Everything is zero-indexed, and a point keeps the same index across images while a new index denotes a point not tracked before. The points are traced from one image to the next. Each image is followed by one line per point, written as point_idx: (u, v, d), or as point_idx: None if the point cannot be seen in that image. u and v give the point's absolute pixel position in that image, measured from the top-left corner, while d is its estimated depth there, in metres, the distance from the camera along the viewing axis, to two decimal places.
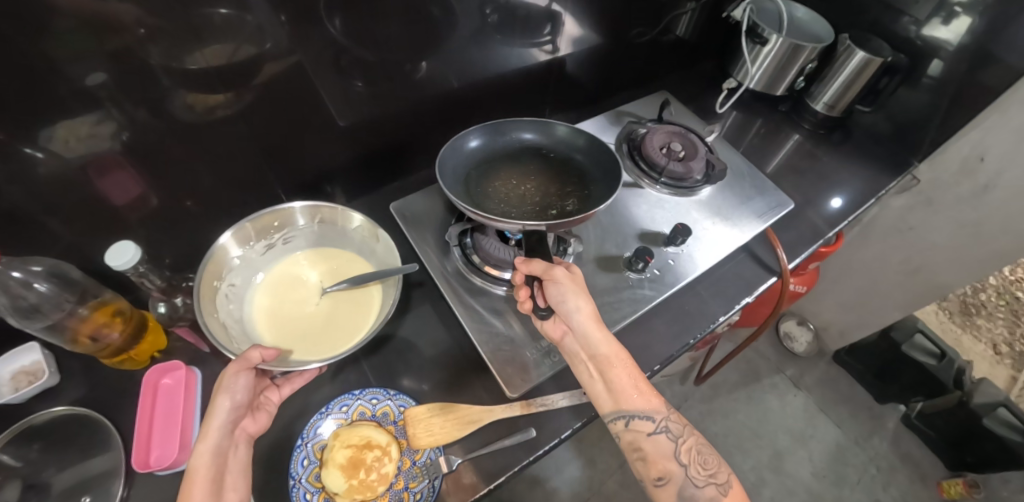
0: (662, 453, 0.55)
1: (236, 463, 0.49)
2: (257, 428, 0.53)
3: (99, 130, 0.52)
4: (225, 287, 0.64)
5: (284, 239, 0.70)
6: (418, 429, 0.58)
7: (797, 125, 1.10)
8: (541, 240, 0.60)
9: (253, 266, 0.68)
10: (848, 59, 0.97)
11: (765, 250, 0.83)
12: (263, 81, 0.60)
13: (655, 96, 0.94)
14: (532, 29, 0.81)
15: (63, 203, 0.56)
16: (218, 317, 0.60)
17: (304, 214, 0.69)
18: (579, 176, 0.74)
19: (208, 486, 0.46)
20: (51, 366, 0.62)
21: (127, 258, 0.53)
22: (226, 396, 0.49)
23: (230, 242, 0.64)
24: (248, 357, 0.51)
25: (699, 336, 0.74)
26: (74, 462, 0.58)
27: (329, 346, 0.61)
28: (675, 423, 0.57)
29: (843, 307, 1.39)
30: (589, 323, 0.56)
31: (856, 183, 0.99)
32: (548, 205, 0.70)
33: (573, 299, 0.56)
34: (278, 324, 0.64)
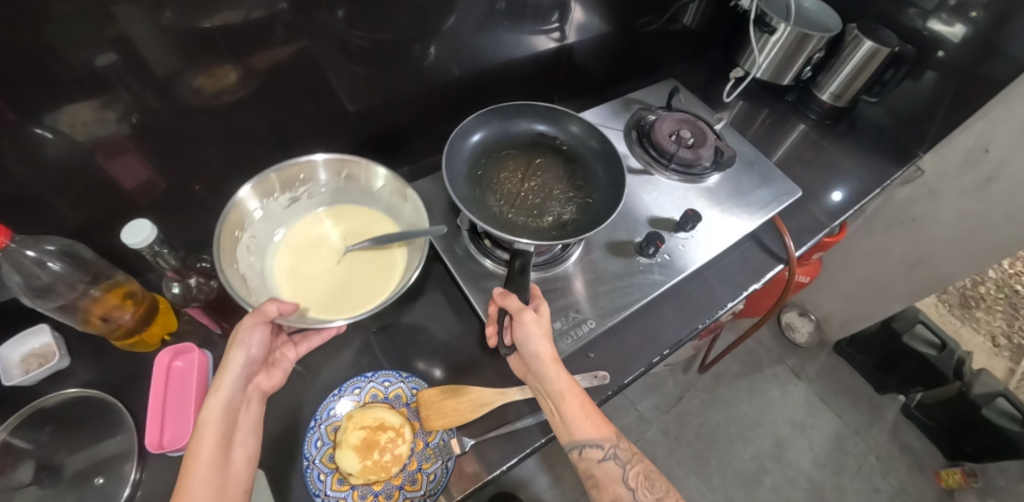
0: (610, 478, 0.53)
1: (248, 420, 0.50)
2: (270, 385, 0.54)
3: (104, 115, 0.52)
4: (246, 237, 0.63)
5: (308, 193, 0.69)
6: (430, 411, 0.58)
7: (803, 115, 1.10)
8: (523, 272, 0.60)
9: (276, 219, 0.68)
10: (856, 50, 0.96)
11: (773, 237, 0.84)
12: (265, 66, 0.59)
13: (663, 85, 0.93)
14: (543, 16, 0.81)
15: (71, 186, 0.56)
16: (238, 269, 0.59)
17: (330, 168, 0.68)
18: (585, 181, 0.72)
19: (218, 440, 0.47)
20: (62, 348, 0.62)
21: (142, 241, 0.45)
22: (241, 350, 0.50)
23: (252, 193, 0.62)
24: (265, 310, 0.50)
25: (707, 322, 0.74)
26: (87, 445, 0.58)
27: (350, 304, 0.61)
28: (624, 452, 0.54)
29: (845, 298, 1.40)
30: (548, 364, 0.55)
31: (861, 173, 1.00)
32: (546, 207, 0.69)
33: (536, 339, 0.55)
34: (298, 279, 0.63)
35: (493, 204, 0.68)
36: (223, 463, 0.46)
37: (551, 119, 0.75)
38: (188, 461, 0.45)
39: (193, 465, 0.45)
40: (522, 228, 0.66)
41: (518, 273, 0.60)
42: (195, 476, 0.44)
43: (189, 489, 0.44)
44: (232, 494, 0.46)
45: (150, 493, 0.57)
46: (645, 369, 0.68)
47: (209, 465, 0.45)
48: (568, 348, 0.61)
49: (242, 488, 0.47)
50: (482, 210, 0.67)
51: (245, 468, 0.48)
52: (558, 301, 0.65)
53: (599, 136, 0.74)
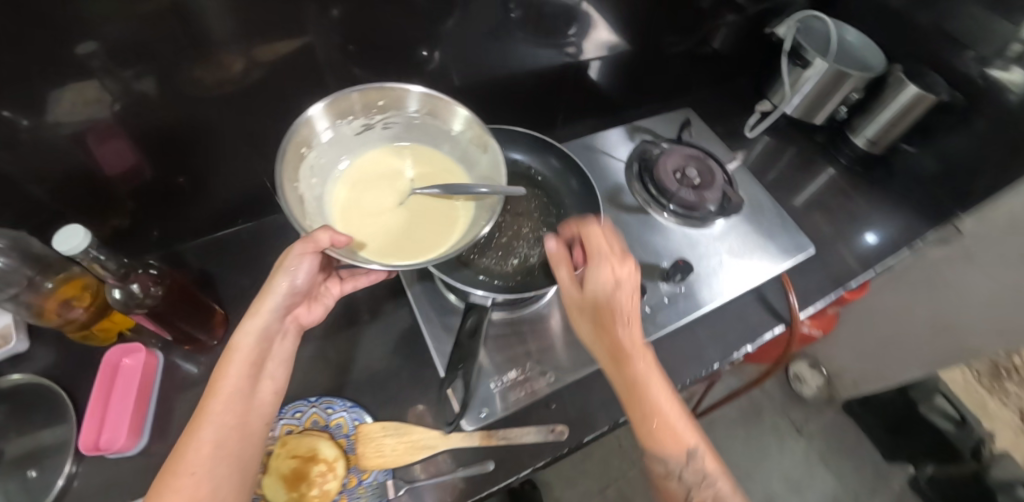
0: (665, 457, 0.49)
1: (281, 352, 0.51)
2: (308, 318, 0.56)
3: (101, 96, 0.53)
4: (312, 157, 0.60)
5: (384, 122, 0.65)
6: (367, 448, 0.55)
7: (833, 159, 1.02)
8: (473, 332, 0.54)
9: (343, 145, 0.64)
10: (897, 93, 0.87)
11: (778, 294, 0.77)
12: (270, 56, 0.59)
13: (676, 113, 0.87)
14: (555, 31, 0.77)
15: (52, 169, 0.56)
16: (297, 188, 0.56)
17: (412, 101, 0.61)
18: (559, 218, 0.67)
19: (248, 367, 0.47)
20: (20, 331, 0.62)
21: (76, 246, 0.43)
22: (286, 278, 0.50)
23: (326, 113, 0.57)
24: (317, 239, 0.47)
25: (688, 383, 0.68)
26: (28, 435, 0.57)
27: (404, 250, 0.59)
28: (692, 471, 0.49)
29: (859, 354, 1.29)
30: (626, 351, 0.50)
31: (886, 231, 0.92)
32: (512, 248, 0.63)
33: (587, 330, 0.54)
34: (355, 215, 0.61)
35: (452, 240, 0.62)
36: (249, 393, 0.47)
37: (529, 150, 0.71)
38: (216, 383, 0.46)
39: (221, 387, 0.46)
40: (484, 269, 0.60)
41: (468, 335, 0.54)
42: (221, 399, 0.45)
43: (214, 410, 0.44)
44: (255, 422, 0.46)
45: (89, 488, 0.56)
46: (608, 429, 0.62)
47: (235, 393, 0.46)
48: (519, 402, 0.57)
49: (265, 418, 0.48)
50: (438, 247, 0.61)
51: (269, 400, 0.49)
52: (520, 346, 0.61)
53: (578, 173, 0.69)
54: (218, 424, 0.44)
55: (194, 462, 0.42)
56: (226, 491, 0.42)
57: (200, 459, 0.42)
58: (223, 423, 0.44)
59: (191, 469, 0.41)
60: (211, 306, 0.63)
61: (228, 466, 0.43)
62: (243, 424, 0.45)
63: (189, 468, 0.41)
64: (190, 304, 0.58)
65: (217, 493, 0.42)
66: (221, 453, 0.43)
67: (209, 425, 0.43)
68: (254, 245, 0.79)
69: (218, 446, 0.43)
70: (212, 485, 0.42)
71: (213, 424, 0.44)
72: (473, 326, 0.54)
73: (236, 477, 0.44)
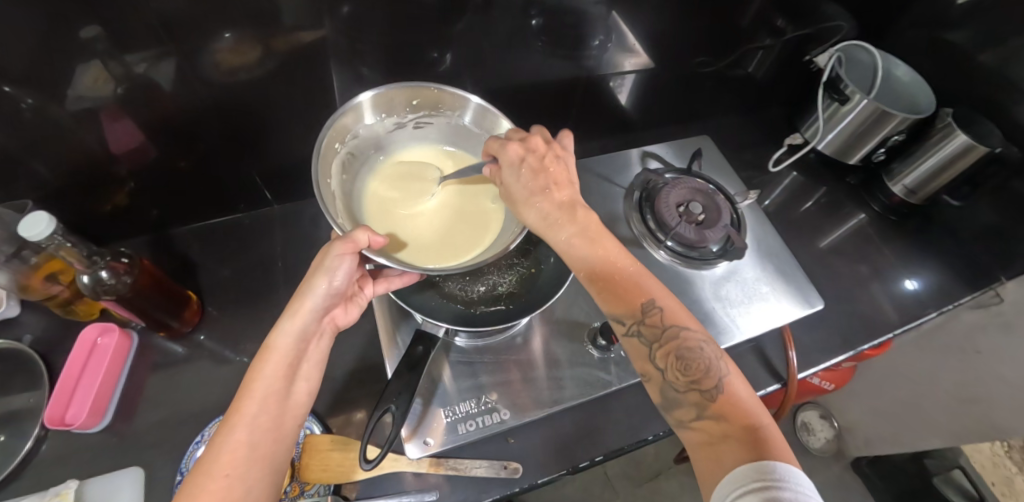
0: (636, 354, 0.49)
1: (316, 354, 0.48)
2: (344, 321, 0.52)
3: (103, 77, 0.52)
4: (344, 151, 0.60)
5: (417, 121, 0.64)
6: (312, 460, 0.56)
7: (864, 204, 0.94)
8: (422, 360, 0.54)
9: (376, 140, 0.64)
10: (945, 140, 0.79)
11: (777, 351, 0.72)
12: (283, 48, 0.59)
13: (688, 142, 0.84)
14: (573, 43, 0.74)
15: (52, 149, 0.56)
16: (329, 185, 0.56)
17: (448, 103, 0.61)
18: (536, 245, 0.63)
19: (284, 369, 0.45)
20: (11, 297, 0.64)
21: (39, 233, 0.47)
22: (325, 279, 0.46)
23: (364, 106, 0.57)
24: (356, 239, 0.46)
25: (661, 434, 0.64)
26: (4, 399, 0.59)
27: (436, 253, 0.60)
28: (653, 325, 0.48)
29: (874, 412, 1.22)
30: (588, 244, 0.51)
31: (916, 289, 0.84)
32: (481, 274, 0.61)
33: (534, 216, 0.51)
34: (386, 215, 0.62)
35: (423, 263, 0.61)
36: (284, 394, 0.45)
37: None
38: (250, 382, 0.44)
39: (256, 387, 0.44)
40: (448, 294, 0.59)
41: (417, 362, 0.53)
42: (256, 400, 0.43)
43: (248, 411, 0.42)
44: (289, 425, 0.44)
45: (56, 459, 0.58)
46: (568, 472, 0.60)
47: (269, 394, 0.44)
48: (468, 436, 0.56)
49: (299, 421, 0.45)
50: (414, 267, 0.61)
51: (305, 402, 0.46)
52: (481, 377, 0.60)
53: None
54: (252, 425, 0.42)
55: (227, 463, 0.40)
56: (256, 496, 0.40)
57: (234, 460, 0.40)
58: (257, 425, 0.42)
59: (224, 470, 0.40)
60: (183, 293, 0.67)
61: (261, 469, 0.41)
62: (277, 426, 0.43)
63: (223, 469, 0.40)
64: (162, 292, 0.62)
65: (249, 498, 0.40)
66: (255, 457, 0.41)
67: (243, 424, 0.42)
68: (248, 234, 0.80)
69: (252, 448, 0.41)
70: (245, 489, 0.40)
71: (246, 422, 0.42)
72: (420, 355, 0.54)
73: (269, 480, 0.42)
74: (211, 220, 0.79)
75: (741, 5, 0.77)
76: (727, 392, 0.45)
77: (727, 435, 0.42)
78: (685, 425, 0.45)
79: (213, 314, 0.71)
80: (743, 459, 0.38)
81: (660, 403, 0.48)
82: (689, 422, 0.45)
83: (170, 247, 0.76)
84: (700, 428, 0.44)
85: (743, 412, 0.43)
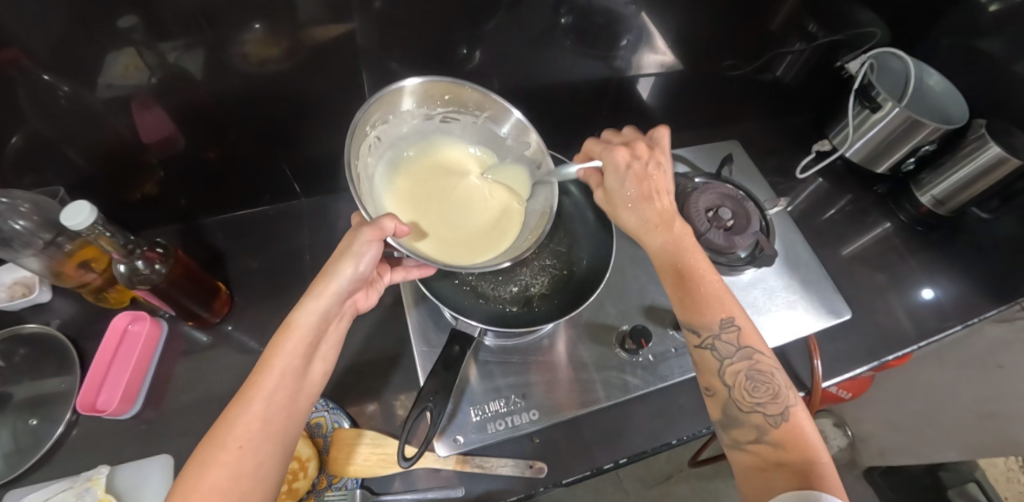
0: (706, 366, 0.50)
1: (335, 333, 0.49)
2: (364, 304, 0.54)
3: (139, 67, 0.53)
4: (371, 137, 0.58)
5: (443, 116, 0.64)
6: (340, 454, 0.57)
7: (890, 213, 0.93)
8: (457, 359, 0.54)
9: (400, 130, 0.63)
10: (977, 151, 0.78)
11: (802, 359, 0.71)
12: (315, 42, 0.59)
13: (719, 148, 0.87)
14: (606, 43, 0.73)
15: (86, 135, 0.56)
16: (357, 167, 0.55)
17: (479, 103, 0.61)
18: (568, 249, 0.66)
19: (304, 347, 0.45)
20: (44, 282, 0.65)
21: (82, 223, 0.47)
22: (353, 263, 0.46)
23: (400, 91, 0.56)
24: (383, 225, 0.46)
25: (685, 438, 0.64)
26: (36, 383, 0.60)
27: (456, 249, 0.59)
28: (728, 342, 0.50)
29: (890, 424, 1.21)
30: (681, 253, 0.53)
31: (943, 300, 0.82)
32: (514, 275, 0.64)
33: (631, 218, 0.54)
34: (407, 205, 0.61)
35: None
36: (302, 372, 0.44)
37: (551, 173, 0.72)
38: (269, 358, 0.43)
39: (274, 363, 0.43)
40: (482, 294, 0.62)
41: (451, 362, 0.54)
42: (274, 374, 0.43)
43: (266, 385, 0.42)
44: (303, 403, 0.44)
45: (85, 443, 0.59)
46: (591, 474, 0.61)
47: (288, 371, 0.43)
48: (497, 435, 0.57)
49: (311, 400, 0.45)
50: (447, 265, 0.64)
51: (318, 381, 0.47)
52: (510, 377, 0.61)
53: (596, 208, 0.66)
54: (269, 399, 0.42)
55: (242, 435, 0.39)
56: (267, 471, 0.40)
57: (248, 433, 0.40)
58: (274, 401, 0.42)
59: (238, 442, 0.39)
60: (214, 284, 0.67)
61: (273, 444, 0.41)
62: (292, 404, 0.43)
63: (236, 441, 0.39)
64: (194, 282, 0.63)
65: (260, 471, 0.39)
66: (269, 431, 0.41)
67: (259, 398, 0.41)
68: (273, 226, 0.80)
69: (267, 422, 0.41)
70: (257, 463, 0.39)
71: (263, 396, 0.41)
72: (454, 355, 0.54)
73: (280, 456, 0.41)
74: (237, 211, 0.79)
75: (774, 8, 0.76)
76: (790, 422, 0.46)
77: (781, 464, 0.44)
78: (741, 446, 0.48)
79: (239, 305, 0.72)
80: (793, 491, 0.41)
81: (718, 419, 0.50)
82: (745, 443, 0.48)
83: (198, 237, 0.77)
84: (757, 451, 0.46)
85: (802, 445, 0.45)
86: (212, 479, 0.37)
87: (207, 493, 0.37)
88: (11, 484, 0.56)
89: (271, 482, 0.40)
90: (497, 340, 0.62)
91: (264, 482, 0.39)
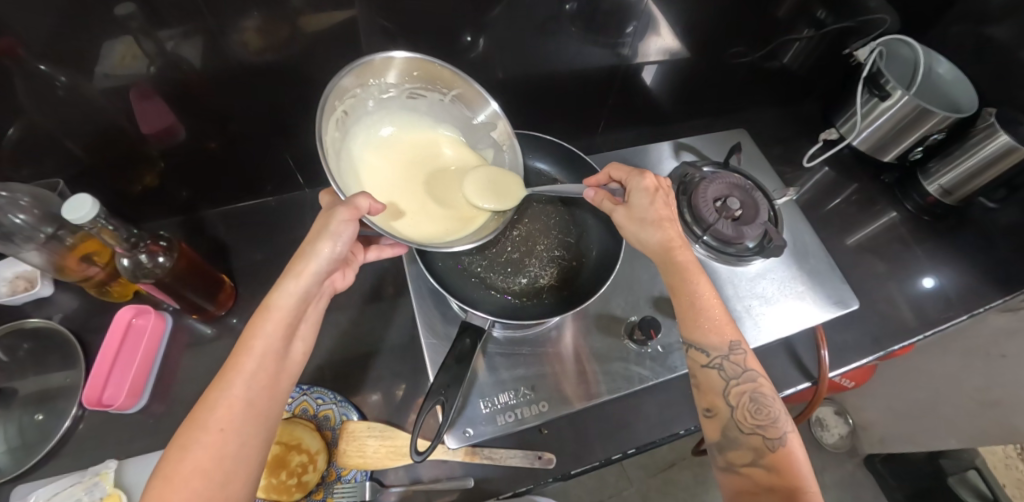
0: (709, 386, 0.50)
1: (314, 314, 0.48)
2: (341, 284, 0.54)
3: (137, 56, 0.51)
4: (336, 111, 0.53)
5: (411, 95, 0.59)
6: (348, 447, 0.57)
7: (898, 202, 0.92)
8: (463, 355, 0.54)
9: (366, 107, 0.57)
10: (985, 141, 0.77)
11: (808, 349, 0.72)
12: (316, 30, 0.57)
13: (728, 136, 0.87)
14: (612, 30, 0.71)
15: (84, 126, 0.55)
16: (323, 140, 0.49)
17: (449, 82, 0.58)
18: (577, 240, 0.67)
19: (284, 328, 0.44)
20: (45, 276, 0.64)
21: (84, 217, 0.46)
22: (330, 243, 0.45)
23: (370, 63, 0.52)
24: (358, 205, 0.45)
25: (693, 429, 0.64)
26: (41, 377, 0.60)
27: (431, 228, 0.55)
28: (734, 363, 0.50)
29: (892, 412, 1.22)
30: (693, 274, 0.52)
31: (949, 290, 0.82)
32: (523, 266, 0.64)
33: (649, 232, 0.55)
34: (377, 186, 0.55)
35: (464, 253, 0.64)
36: (282, 355, 0.43)
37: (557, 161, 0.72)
38: (247, 339, 0.42)
39: (254, 344, 0.42)
40: (492, 285, 0.62)
41: (457, 357, 0.54)
42: (254, 355, 0.41)
43: (246, 367, 0.41)
44: (283, 384, 0.43)
45: (91, 437, 0.59)
46: (599, 464, 0.61)
47: (269, 352, 0.42)
48: (506, 427, 0.57)
49: (292, 380, 0.45)
50: (452, 258, 0.63)
51: (298, 361, 0.46)
52: (519, 369, 0.61)
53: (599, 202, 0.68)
54: (248, 382, 0.40)
55: (224, 417, 0.39)
56: (252, 451, 0.40)
57: (230, 415, 0.39)
58: (256, 382, 0.41)
59: (219, 425, 0.38)
60: (219, 277, 0.67)
61: (255, 425, 0.40)
62: (274, 384, 0.42)
63: (218, 423, 0.38)
64: (200, 278, 0.63)
65: (243, 452, 0.39)
66: (251, 412, 0.40)
67: (239, 380, 0.40)
68: (277, 218, 0.79)
69: (249, 404, 0.40)
70: (240, 445, 0.39)
71: (245, 377, 0.40)
72: (462, 350, 0.54)
73: (263, 437, 0.41)
74: (239, 202, 0.78)
75: None
76: (787, 447, 0.46)
77: (774, 489, 0.44)
78: (735, 468, 0.48)
79: (244, 298, 0.71)
80: None
81: (715, 440, 0.49)
82: (740, 466, 0.48)
83: (200, 229, 0.76)
84: (750, 475, 0.46)
85: (797, 470, 0.45)
86: (194, 462, 0.37)
87: (190, 475, 0.36)
88: (19, 478, 0.56)
89: (255, 462, 0.40)
90: (505, 331, 0.62)
91: (247, 463, 0.39)
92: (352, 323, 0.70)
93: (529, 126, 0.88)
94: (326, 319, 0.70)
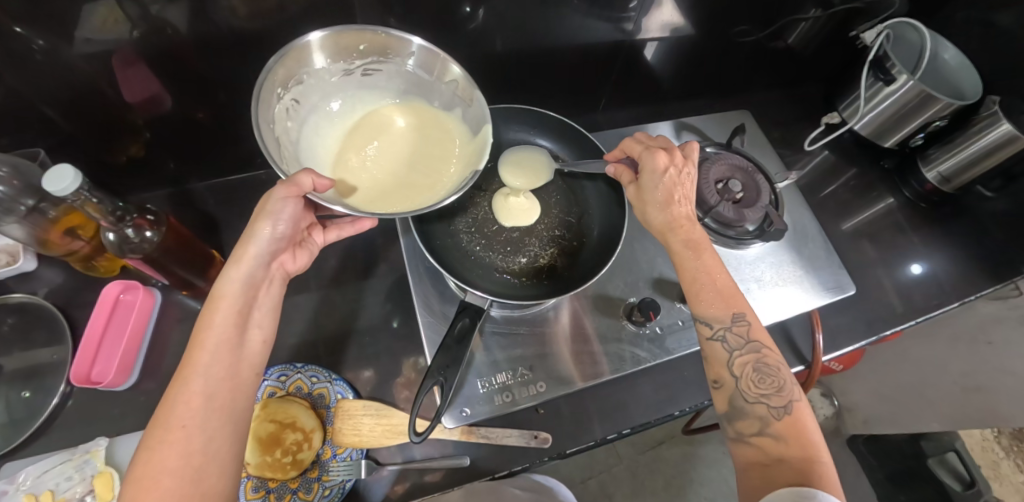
0: (714, 357, 0.50)
1: (267, 300, 0.46)
2: (293, 267, 0.50)
3: (120, 19, 0.48)
4: (289, 100, 0.52)
5: (366, 70, 0.55)
6: (343, 425, 0.57)
7: (895, 188, 0.92)
8: (461, 337, 0.53)
9: (326, 91, 0.55)
10: (987, 130, 0.76)
11: (803, 332, 0.72)
12: None
13: (730, 118, 0.86)
14: (616, 4, 0.69)
15: (64, 93, 0.52)
16: (272, 130, 0.49)
17: (399, 48, 0.53)
18: (579, 219, 0.66)
19: (235, 317, 0.43)
20: (28, 249, 0.62)
21: (66, 189, 0.44)
22: (269, 222, 0.45)
23: (312, 44, 0.50)
24: (299, 183, 0.43)
25: (687, 409, 0.65)
26: (29, 353, 0.58)
27: (396, 200, 0.52)
28: (738, 334, 0.50)
29: (877, 394, 1.24)
30: (712, 270, 0.52)
31: (941, 277, 0.83)
32: (523, 246, 0.63)
33: (656, 212, 0.55)
34: (343, 167, 0.54)
35: (462, 231, 0.63)
36: (238, 343, 0.42)
37: (557, 139, 0.71)
38: (199, 333, 0.41)
39: (206, 338, 0.41)
40: (486, 265, 0.61)
41: (457, 337, 0.53)
42: (207, 349, 0.40)
43: (201, 361, 0.40)
44: (246, 374, 0.42)
45: (81, 413, 0.58)
46: (593, 444, 0.61)
47: (222, 342, 0.41)
48: (502, 407, 0.57)
49: (256, 369, 0.43)
50: (448, 237, 0.62)
51: (259, 351, 0.44)
52: (514, 349, 0.60)
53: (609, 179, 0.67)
54: (206, 374, 0.39)
55: (184, 414, 0.37)
56: (222, 442, 0.38)
57: (191, 411, 0.38)
58: (213, 374, 0.40)
59: (181, 421, 0.37)
60: (209, 253, 0.65)
61: (221, 420, 0.39)
62: (234, 376, 0.41)
63: (180, 420, 0.37)
64: (189, 251, 0.61)
65: (212, 448, 0.38)
66: (215, 406, 0.39)
67: (197, 375, 0.39)
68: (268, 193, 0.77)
69: (210, 397, 0.39)
70: (207, 439, 0.37)
71: (200, 372, 0.39)
72: (463, 329, 0.54)
73: (234, 432, 0.39)
74: (228, 176, 0.76)
75: None
76: (795, 415, 0.46)
77: (783, 460, 0.43)
78: (745, 439, 0.47)
79: None
80: (792, 488, 0.40)
81: (724, 411, 0.49)
82: (749, 436, 0.47)
83: (189, 202, 0.73)
84: (761, 445, 0.45)
85: (804, 439, 0.44)
86: (159, 461, 0.36)
87: (159, 474, 0.35)
88: (9, 453, 0.55)
89: (233, 460, 0.39)
90: (504, 310, 0.62)
91: (221, 458, 0.38)
92: (346, 300, 0.69)
93: (527, 101, 0.86)
94: (320, 295, 0.69)
